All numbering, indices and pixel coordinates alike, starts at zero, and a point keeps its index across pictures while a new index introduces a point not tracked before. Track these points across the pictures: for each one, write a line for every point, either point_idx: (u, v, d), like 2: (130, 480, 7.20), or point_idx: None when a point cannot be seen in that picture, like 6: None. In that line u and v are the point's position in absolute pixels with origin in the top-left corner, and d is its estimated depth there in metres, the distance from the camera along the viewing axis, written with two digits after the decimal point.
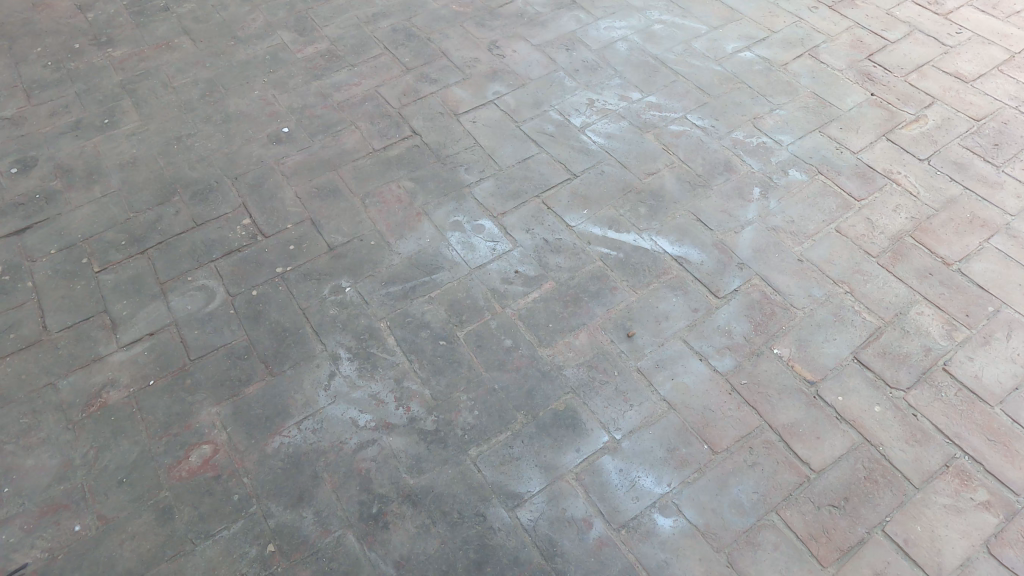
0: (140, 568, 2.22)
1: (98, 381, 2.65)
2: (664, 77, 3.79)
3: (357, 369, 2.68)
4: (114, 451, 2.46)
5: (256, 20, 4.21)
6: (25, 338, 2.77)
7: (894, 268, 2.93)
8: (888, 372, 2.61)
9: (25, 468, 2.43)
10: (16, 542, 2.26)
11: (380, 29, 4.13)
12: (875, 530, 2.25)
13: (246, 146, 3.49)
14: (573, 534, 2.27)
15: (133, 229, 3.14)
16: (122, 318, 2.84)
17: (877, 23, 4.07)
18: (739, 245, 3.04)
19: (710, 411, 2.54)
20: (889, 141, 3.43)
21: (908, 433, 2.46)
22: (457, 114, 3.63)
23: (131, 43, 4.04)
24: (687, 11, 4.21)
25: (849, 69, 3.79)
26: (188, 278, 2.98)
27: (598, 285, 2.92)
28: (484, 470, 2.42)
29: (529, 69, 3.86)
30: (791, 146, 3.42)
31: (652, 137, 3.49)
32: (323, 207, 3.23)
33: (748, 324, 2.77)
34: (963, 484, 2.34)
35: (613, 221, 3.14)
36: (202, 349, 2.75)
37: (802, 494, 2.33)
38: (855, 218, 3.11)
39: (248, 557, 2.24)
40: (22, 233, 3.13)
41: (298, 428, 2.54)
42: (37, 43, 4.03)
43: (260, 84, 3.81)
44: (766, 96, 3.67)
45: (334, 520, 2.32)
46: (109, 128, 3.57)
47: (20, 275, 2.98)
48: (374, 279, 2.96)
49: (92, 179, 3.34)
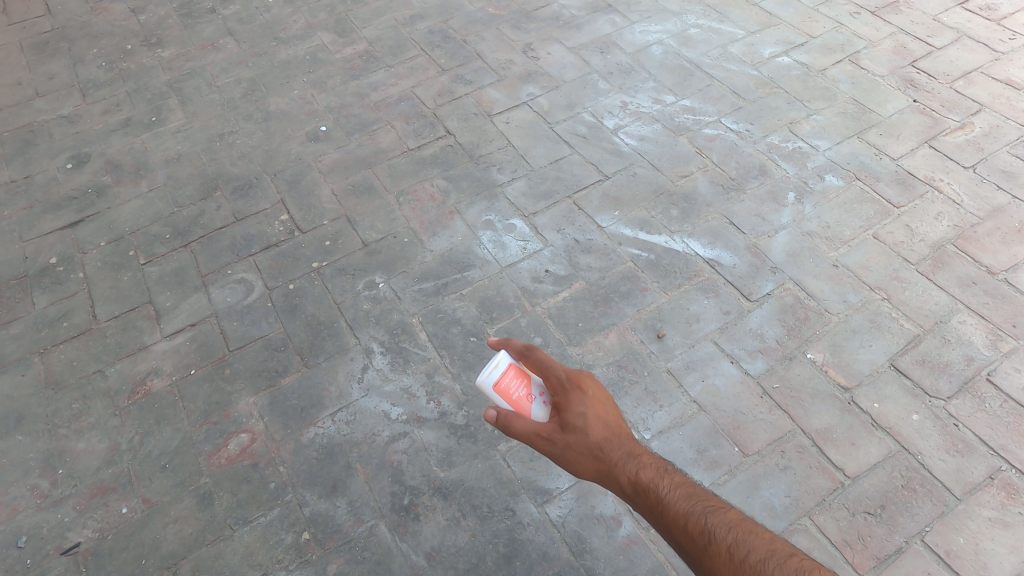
0: (182, 550, 2.29)
1: (143, 369, 2.75)
2: (699, 80, 3.80)
3: (390, 363, 2.74)
4: (158, 437, 2.55)
5: (298, 21, 4.31)
6: (77, 327, 2.88)
7: (935, 276, 2.91)
8: (926, 381, 2.60)
9: (76, 451, 2.53)
10: (69, 521, 2.35)
11: (418, 31, 4.20)
12: (913, 539, 2.22)
13: (285, 144, 3.58)
14: (602, 531, 2.30)
15: (177, 223, 3.24)
16: (165, 309, 2.93)
17: (923, 30, 4.03)
18: (772, 249, 3.03)
19: (740, 414, 2.54)
20: (931, 147, 3.39)
21: (948, 442, 2.44)
22: (491, 115, 3.67)
23: (179, 44, 4.17)
24: (724, 16, 4.21)
25: (892, 75, 3.76)
26: (227, 271, 3.06)
27: (629, 285, 2.94)
28: (514, 466, 2.46)
29: (563, 71, 3.90)
30: (827, 151, 3.41)
31: (686, 140, 3.50)
32: (358, 205, 3.30)
33: (781, 328, 2.77)
34: (1009, 497, 2.31)
35: (644, 223, 3.16)
36: (242, 341, 2.83)
37: (836, 500, 2.32)
38: (894, 225, 3.09)
39: (284, 544, 2.30)
40: (74, 225, 3.25)
41: (332, 420, 2.60)
42: (93, 45, 4.17)
43: (300, 83, 3.90)
44: (803, 101, 3.66)
45: (367, 511, 2.37)
46: (157, 126, 3.68)
47: (72, 266, 3.09)
48: (408, 276, 3.02)
49: (139, 174, 3.45)
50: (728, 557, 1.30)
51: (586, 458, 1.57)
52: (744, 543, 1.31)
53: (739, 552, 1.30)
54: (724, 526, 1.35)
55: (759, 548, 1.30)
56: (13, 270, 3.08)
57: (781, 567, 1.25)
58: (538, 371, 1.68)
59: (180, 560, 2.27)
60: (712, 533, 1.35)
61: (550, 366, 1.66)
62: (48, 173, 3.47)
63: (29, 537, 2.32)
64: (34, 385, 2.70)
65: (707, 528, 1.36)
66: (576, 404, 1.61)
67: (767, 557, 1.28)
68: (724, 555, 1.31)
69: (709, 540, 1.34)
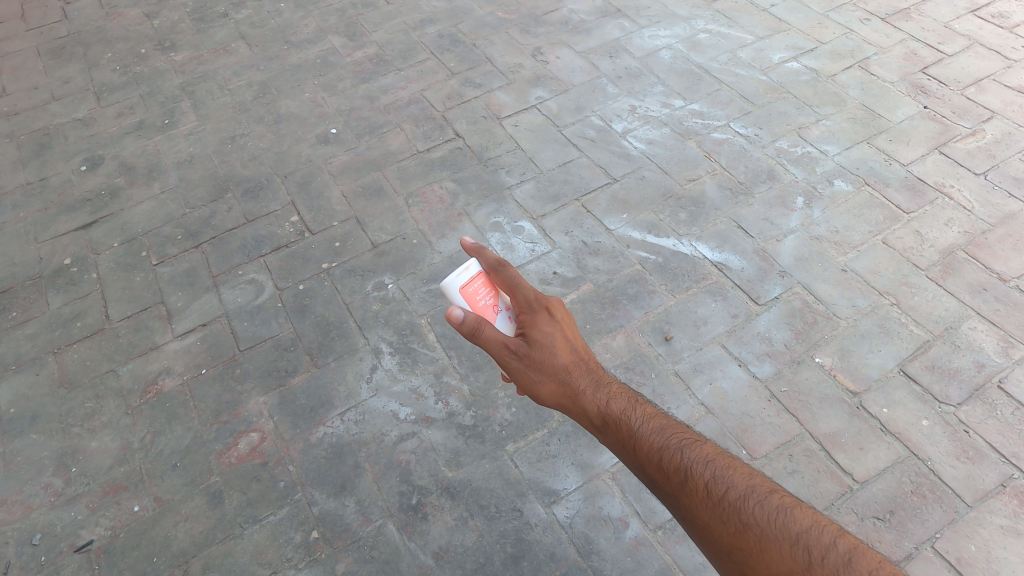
0: (192, 549, 2.31)
1: (155, 368, 2.77)
2: (708, 85, 3.82)
3: (398, 364, 2.76)
4: (170, 436, 2.58)
5: (309, 25, 4.36)
6: (90, 326, 2.91)
7: (945, 282, 2.91)
8: (936, 387, 2.59)
9: (89, 449, 2.55)
10: (82, 519, 2.38)
11: (428, 35, 4.23)
12: (923, 545, 2.21)
13: (296, 147, 3.61)
14: (609, 533, 2.31)
15: (189, 224, 3.28)
16: (177, 309, 2.96)
17: (933, 36, 4.04)
18: (780, 252, 3.04)
19: (748, 417, 2.55)
20: (942, 154, 3.39)
21: (959, 449, 2.43)
22: (500, 118, 3.70)
23: (192, 48, 4.22)
24: (733, 22, 4.23)
25: (902, 82, 3.77)
26: (238, 271, 3.09)
27: (637, 288, 2.95)
28: (522, 466, 2.47)
29: (571, 75, 3.92)
30: (836, 156, 3.41)
31: (694, 144, 3.51)
32: (368, 206, 3.32)
33: (789, 331, 2.78)
34: (1021, 505, 2.29)
35: (653, 226, 3.17)
36: (252, 341, 2.85)
37: (844, 504, 2.32)
38: (903, 230, 3.09)
39: (293, 542, 2.31)
40: (88, 227, 3.28)
41: (341, 419, 2.62)
42: (108, 49, 4.23)
43: (311, 86, 3.93)
44: (812, 106, 3.67)
45: (375, 510, 2.38)
46: (169, 128, 3.73)
47: (86, 267, 3.12)
48: (417, 278, 3.03)
49: (152, 176, 3.49)
50: (706, 491, 1.35)
51: (551, 374, 1.65)
52: (721, 478, 1.36)
53: (716, 488, 1.35)
54: (698, 459, 1.41)
55: (738, 484, 1.34)
56: (28, 271, 3.12)
57: (761, 504, 1.29)
58: (506, 288, 1.76)
59: (190, 558, 2.28)
60: (689, 469, 1.40)
61: (519, 284, 1.74)
62: (63, 176, 3.51)
63: (43, 535, 2.35)
64: (48, 384, 2.73)
65: (683, 463, 1.41)
66: (543, 328, 1.70)
67: (746, 494, 1.32)
68: (701, 491, 1.36)
69: (686, 474, 1.40)
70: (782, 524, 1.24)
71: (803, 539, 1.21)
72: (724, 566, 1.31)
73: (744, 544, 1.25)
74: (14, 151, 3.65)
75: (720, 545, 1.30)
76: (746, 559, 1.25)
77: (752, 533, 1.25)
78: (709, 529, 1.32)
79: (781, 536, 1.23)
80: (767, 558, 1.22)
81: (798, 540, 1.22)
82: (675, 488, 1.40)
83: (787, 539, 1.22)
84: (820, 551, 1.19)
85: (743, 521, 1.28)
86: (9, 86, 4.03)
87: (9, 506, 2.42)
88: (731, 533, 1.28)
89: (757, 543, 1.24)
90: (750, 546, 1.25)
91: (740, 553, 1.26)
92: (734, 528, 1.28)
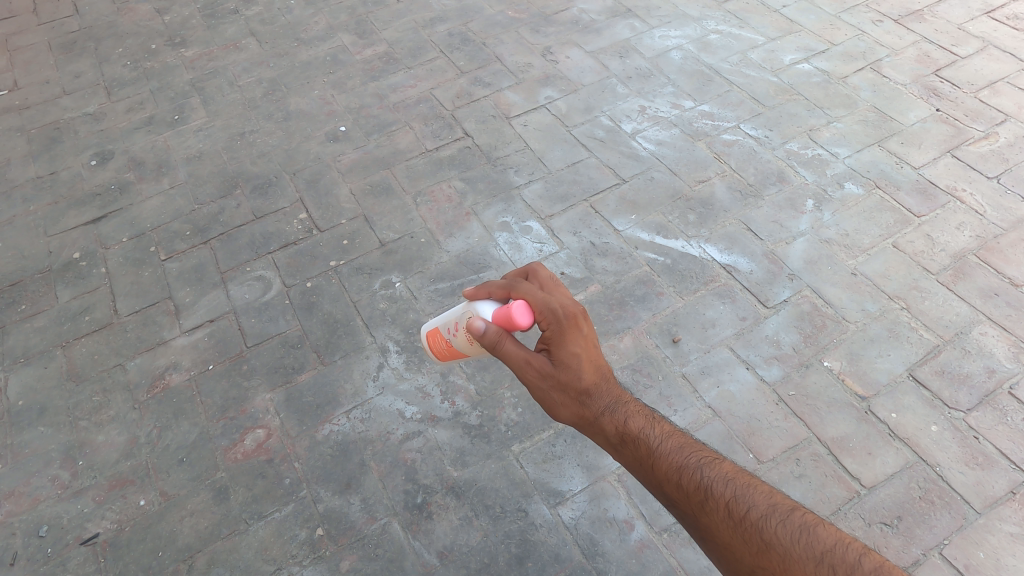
0: (198, 544, 2.31)
1: (162, 363, 2.78)
2: (718, 86, 3.80)
3: (405, 363, 2.76)
4: (176, 431, 2.58)
5: (319, 22, 4.36)
6: (98, 321, 2.92)
7: (956, 286, 2.89)
8: (946, 392, 2.57)
9: (96, 443, 2.56)
10: (89, 512, 2.39)
11: (438, 34, 4.23)
12: (930, 552, 2.20)
13: (305, 144, 3.61)
14: (614, 534, 2.30)
15: (198, 220, 3.29)
16: (185, 304, 2.97)
17: (947, 38, 4.01)
18: (790, 255, 3.02)
19: (755, 420, 2.53)
20: (954, 157, 3.37)
21: (968, 455, 2.41)
22: (509, 117, 3.69)
23: (202, 44, 4.23)
24: (744, 22, 4.21)
25: (914, 84, 3.74)
26: (246, 268, 3.10)
27: (645, 289, 2.94)
28: (527, 467, 2.47)
29: (581, 74, 3.91)
30: (847, 159, 3.39)
31: (704, 145, 3.50)
32: (376, 204, 3.32)
33: (797, 335, 2.76)
34: None
35: (661, 227, 3.16)
36: (259, 337, 2.85)
37: (851, 509, 2.30)
38: (914, 234, 3.07)
39: (298, 539, 2.32)
40: (97, 221, 3.30)
41: (347, 417, 2.62)
42: (119, 44, 4.24)
43: (320, 84, 3.94)
44: (823, 108, 3.65)
45: (380, 509, 2.38)
46: (179, 124, 3.74)
47: (94, 261, 3.14)
48: (424, 276, 3.03)
49: (161, 171, 3.50)
50: (725, 512, 1.31)
51: (570, 392, 1.57)
52: (741, 497, 1.31)
53: (736, 509, 1.30)
54: (718, 480, 1.36)
55: (759, 503, 1.30)
56: (38, 264, 3.13)
57: (783, 522, 1.24)
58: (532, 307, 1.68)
59: (196, 553, 2.29)
60: (709, 488, 1.35)
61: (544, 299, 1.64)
62: (73, 170, 3.53)
63: (50, 527, 2.36)
64: (56, 377, 2.75)
65: (704, 482, 1.37)
66: (570, 343, 1.57)
67: (768, 512, 1.27)
68: (722, 511, 1.31)
69: (706, 495, 1.35)
70: (804, 542, 1.19)
71: (828, 559, 1.15)
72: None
73: (767, 563, 1.21)
74: (24, 145, 3.67)
75: (743, 564, 1.26)
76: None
77: (775, 552, 1.21)
78: (731, 548, 1.28)
79: (804, 556, 1.18)
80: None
81: (823, 560, 1.16)
82: (697, 510, 1.35)
83: (811, 561, 1.16)
84: (847, 569, 1.13)
85: (764, 540, 1.23)
86: (21, 80, 4.04)
87: (16, 498, 2.43)
88: (756, 555, 1.23)
89: (781, 563, 1.19)
90: (773, 565, 1.20)
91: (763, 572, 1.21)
92: (756, 548, 1.23)
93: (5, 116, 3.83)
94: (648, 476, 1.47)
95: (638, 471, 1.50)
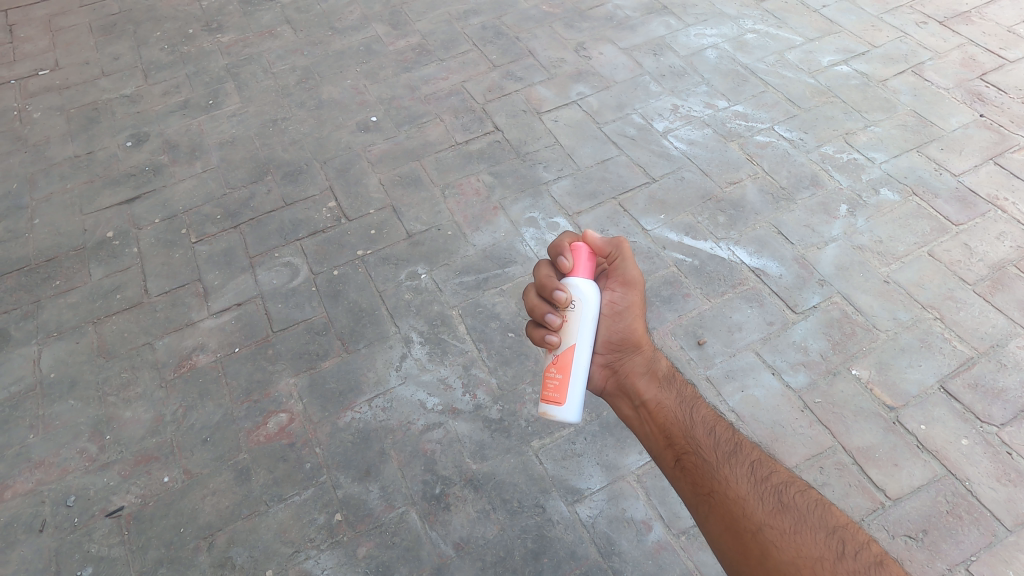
0: (218, 522, 2.35)
1: (189, 344, 2.83)
2: (754, 86, 3.74)
3: (428, 354, 2.77)
4: (201, 412, 2.63)
5: (353, 12, 4.39)
6: (129, 299, 2.98)
7: (993, 298, 2.81)
8: (978, 406, 2.51)
9: (124, 418, 2.61)
10: (114, 485, 2.44)
11: (471, 26, 4.23)
12: (955, 567, 2.15)
13: (336, 133, 3.64)
14: (631, 535, 2.29)
15: (228, 205, 3.33)
16: (213, 287, 3.01)
17: (994, 41, 3.91)
18: (821, 261, 2.97)
19: (780, 426, 2.49)
20: (996, 165, 3.28)
21: (999, 470, 2.35)
22: (540, 113, 3.68)
23: (238, 30, 4.29)
24: (783, 22, 4.14)
25: (957, 88, 3.65)
26: (275, 254, 3.13)
27: (671, 290, 2.91)
28: (547, 463, 2.46)
29: (614, 71, 3.88)
30: (884, 164, 3.32)
31: (736, 146, 3.45)
32: (404, 195, 3.34)
33: (826, 342, 2.71)
34: None
35: (690, 228, 3.12)
36: (285, 323, 2.89)
37: (875, 521, 2.25)
38: (951, 243, 3.00)
39: (316, 524, 2.34)
40: (131, 201, 3.36)
41: (369, 405, 2.63)
42: (157, 28, 4.32)
43: (353, 73, 3.96)
44: (861, 112, 3.57)
45: (398, 497, 2.40)
46: (213, 109, 3.79)
47: (127, 241, 3.20)
48: (450, 269, 3.04)
49: (195, 155, 3.56)
50: (750, 470, 1.38)
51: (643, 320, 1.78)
52: (767, 464, 1.40)
53: (760, 470, 1.38)
54: (749, 444, 1.45)
55: (780, 472, 1.38)
56: (73, 241, 3.20)
57: (801, 494, 1.32)
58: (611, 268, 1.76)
59: (216, 531, 2.32)
60: (738, 446, 1.44)
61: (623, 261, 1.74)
62: (109, 150, 3.60)
63: (77, 498, 2.41)
64: (87, 352, 2.81)
65: (733, 440, 1.45)
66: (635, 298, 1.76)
67: (789, 481, 1.35)
68: (746, 466, 1.38)
69: (736, 450, 1.43)
70: (818, 514, 1.27)
71: (840, 533, 1.23)
72: (746, 544, 1.27)
73: (780, 522, 1.26)
74: (63, 124, 3.75)
75: (751, 519, 1.28)
76: (775, 538, 1.24)
77: (790, 515, 1.27)
78: (745, 500, 1.32)
79: (817, 525, 1.25)
80: (800, 539, 1.23)
81: (834, 532, 1.24)
82: (722, 457, 1.41)
83: (824, 529, 1.24)
84: (854, 546, 1.21)
85: (782, 501, 1.30)
86: (61, 60, 4.13)
87: (46, 467, 2.49)
88: (768, 512, 1.28)
89: (793, 526, 1.25)
90: (784, 525, 1.25)
91: (772, 528, 1.25)
92: (773, 507, 1.29)
93: (45, 95, 3.91)
94: (686, 414, 1.55)
95: (674, 410, 1.57)
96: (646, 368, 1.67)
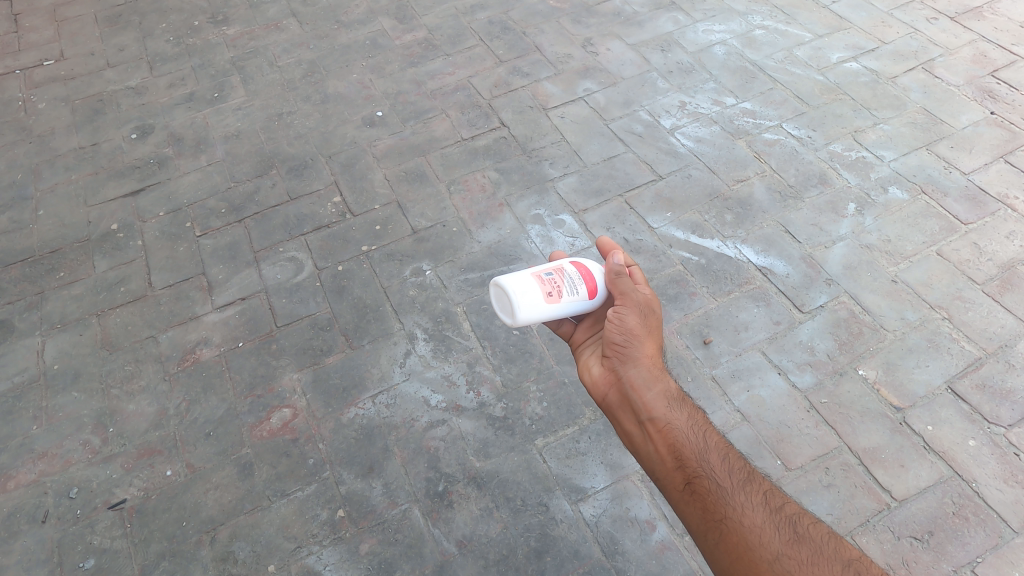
0: (220, 517, 2.34)
1: (193, 338, 2.82)
2: (762, 84, 3.71)
3: (432, 351, 2.75)
4: (204, 406, 2.62)
5: (359, 6, 4.37)
6: (133, 292, 2.97)
7: (1002, 298, 2.79)
8: (986, 407, 2.49)
9: (127, 412, 2.61)
10: (117, 478, 2.43)
11: (477, 21, 4.21)
12: (961, 569, 2.14)
13: (341, 128, 3.63)
14: (635, 534, 2.28)
15: (233, 199, 3.32)
16: (218, 281, 3.01)
17: (1006, 38, 3.87)
18: (829, 260, 2.95)
19: (786, 427, 2.48)
20: (1007, 163, 3.25)
21: (1007, 472, 2.33)
22: (546, 108, 3.66)
23: (244, 23, 4.27)
24: (792, 18, 4.10)
25: (968, 85, 3.61)
26: (280, 249, 3.12)
27: (677, 289, 2.89)
28: (551, 462, 2.45)
29: (621, 67, 3.85)
30: (893, 162, 3.29)
31: (744, 143, 3.43)
32: (409, 191, 3.32)
33: (832, 342, 2.69)
34: None
35: (697, 226, 3.10)
36: (289, 318, 2.88)
37: (881, 522, 2.24)
38: (959, 242, 2.97)
39: (319, 519, 2.33)
40: (135, 194, 3.35)
41: (372, 402, 2.62)
42: (163, 20, 4.30)
43: (359, 68, 3.95)
44: (870, 109, 3.54)
45: (402, 494, 2.39)
46: (218, 102, 3.78)
47: (132, 233, 3.19)
48: (455, 265, 3.02)
49: (199, 148, 3.55)
50: (764, 499, 1.39)
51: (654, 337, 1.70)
52: (778, 494, 1.41)
53: (773, 499, 1.39)
54: (759, 473, 1.46)
55: (791, 503, 1.40)
56: (77, 233, 3.19)
57: (813, 525, 1.34)
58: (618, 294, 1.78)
59: (218, 525, 2.32)
60: (751, 475, 1.44)
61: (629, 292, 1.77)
62: (114, 142, 3.59)
63: (79, 490, 2.41)
64: (90, 345, 2.80)
65: (745, 469, 1.45)
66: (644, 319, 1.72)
67: (800, 512, 1.37)
68: (761, 496, 1.39)
69: (749, 479, 1.43)
70: (832, 546, 1.30)
71: (854, 565, 1.27)
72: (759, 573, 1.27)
73: (797, 552, 1.28)
74: (68, 115, 3.74)
75: (768, 549, 1.29)
76: (794, 568, 1.26)
77: (806, 546, 1.29)
78: (761, 529, 1.33)
79: (832, 556, 1.28)
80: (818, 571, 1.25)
81: (848, 565, 1.27)
82: (736, 484, 1.41)
83: (840, 562, 1.27)
84: None
85: (797, 533, 1.32)
86: (67, 51, 4.12)
87: (49, 459, 2.49)
88: (785, 542, 1.30)
89: (810, 557, 1.27)
90: (801, 556, 1.28)
91: (790, 558, 1.27)
92: (790, 537, 1.31)
93: (50, 86, 3.90)
94: (699, 437, 1.50)
95: (686, 432, 1.51)
96: (653, 382, 1.59)
